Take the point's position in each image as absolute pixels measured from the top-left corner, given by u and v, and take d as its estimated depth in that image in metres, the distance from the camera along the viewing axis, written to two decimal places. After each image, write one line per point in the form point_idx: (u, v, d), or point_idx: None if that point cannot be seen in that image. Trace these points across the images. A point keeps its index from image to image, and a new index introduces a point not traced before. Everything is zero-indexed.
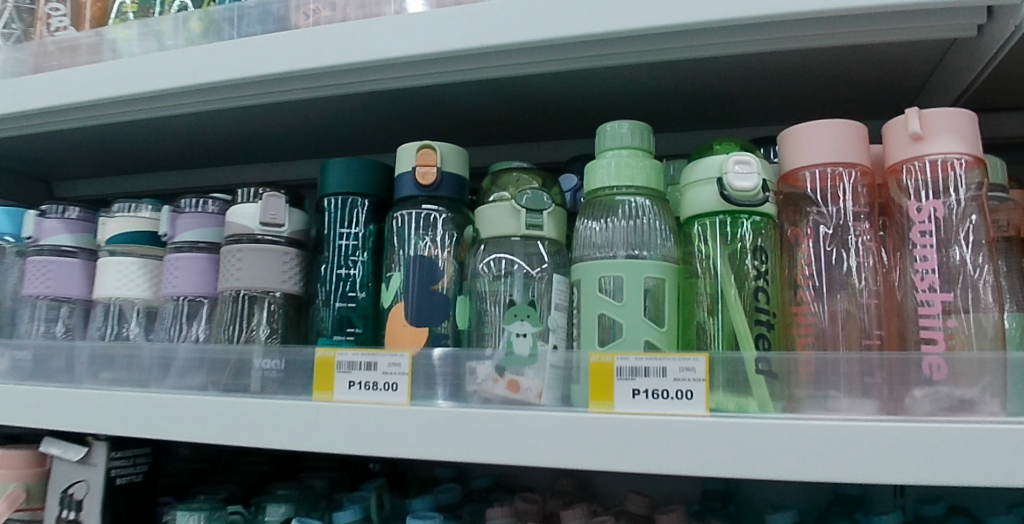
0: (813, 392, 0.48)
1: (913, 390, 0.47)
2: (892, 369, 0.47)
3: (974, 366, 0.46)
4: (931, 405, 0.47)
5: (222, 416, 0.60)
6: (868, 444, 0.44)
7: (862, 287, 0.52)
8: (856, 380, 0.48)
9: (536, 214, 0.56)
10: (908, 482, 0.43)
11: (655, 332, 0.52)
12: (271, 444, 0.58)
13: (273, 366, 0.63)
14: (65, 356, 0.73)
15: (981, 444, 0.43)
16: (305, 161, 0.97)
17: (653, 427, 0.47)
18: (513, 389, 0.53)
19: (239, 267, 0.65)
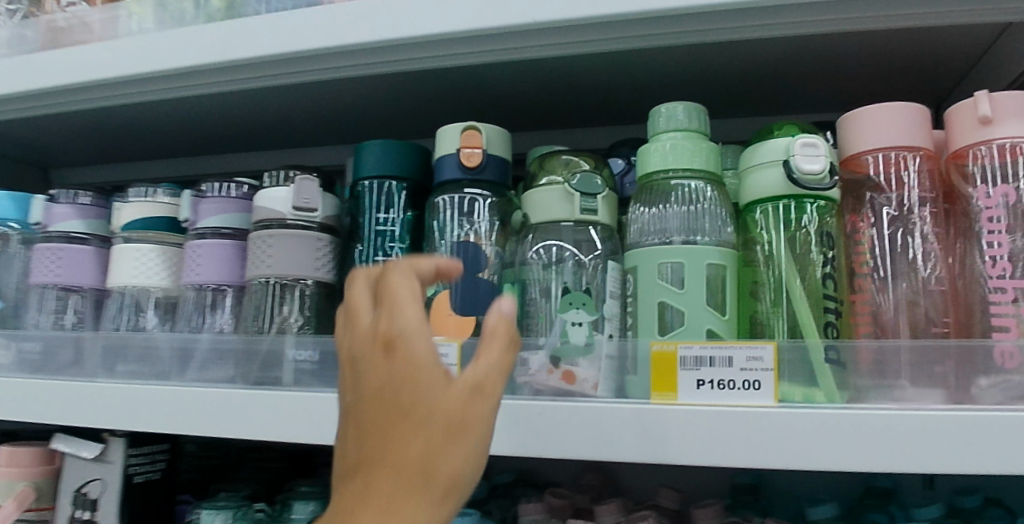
0: (876, 382, 0.46)
1: (980, 377, 0.45)
2: (960, 357, 0.45)
3: None
4: (999, 395, 0.44)
5: (253, 409, 0.58)
6: (944, 435, 0.43)
7: (928, 273, 0.50)
8: (923, 370, 0.46)
9: (591, 198, 0.54)
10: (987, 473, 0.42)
11: (717, 321, 0.50)
12: (309, 438, 0.55)
13: (307, 358, 0.60)
14: (77, 348, 0.70)
15: None
16: (322, 147, 0.94)
17: (722, 418, 0.45)
18: (570, 381, 0.51)
19: (270, 253, 0.62)
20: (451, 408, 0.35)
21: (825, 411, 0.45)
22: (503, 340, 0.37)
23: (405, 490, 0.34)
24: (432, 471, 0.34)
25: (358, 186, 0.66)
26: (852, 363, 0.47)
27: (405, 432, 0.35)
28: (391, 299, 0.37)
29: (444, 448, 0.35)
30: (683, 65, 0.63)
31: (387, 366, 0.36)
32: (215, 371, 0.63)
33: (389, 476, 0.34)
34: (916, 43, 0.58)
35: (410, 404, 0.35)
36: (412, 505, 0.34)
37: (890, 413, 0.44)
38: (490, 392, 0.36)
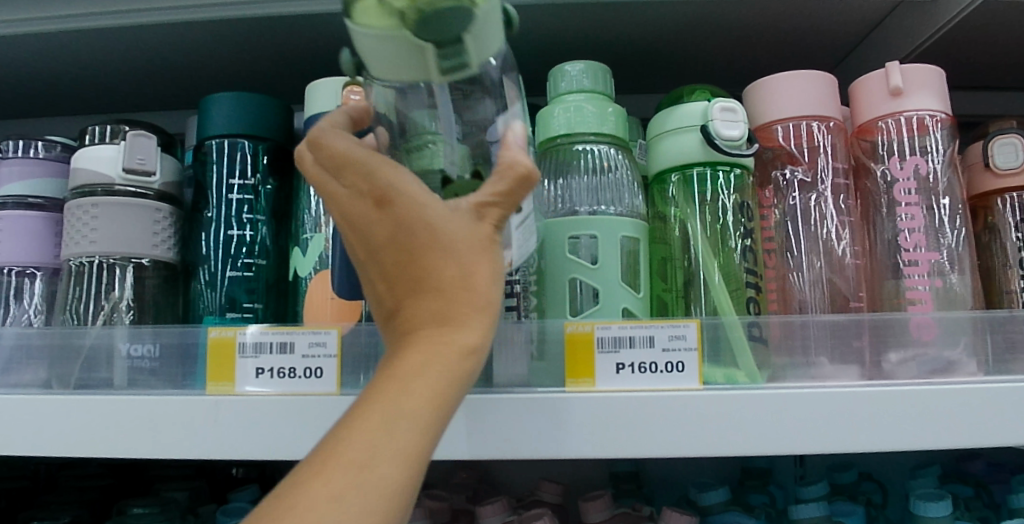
0: (796, 362, 0.45)
1: (893, 353, 0.46)
2: (876, 332, 0.46)
3: (952, 328, 0.46)
4: (914, 368, 0.46)
5: (77, 419, 0.46)
6: (872, 410, 0.42)
7: (843, 249, 0.49)
8: (842, 346, 0.45)
9: (451, 47, 0.35)
10: (908, 446, 0.42)
11: (632, 299, 0.46)
12: (154, 451, 0.44)
13: (145, 354, 0.48)
14: None
15: (975, 405, 0.42)
16: (159, 112, 0.80)
17: (651, 405, 0.42)
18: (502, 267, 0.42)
19: (94, 225, 0.50)
20: (480, 230, 0.35)
21: (756, 390, 0.42)
22: (516, 168, 0.35)
23: (447, 310, 0.34)
24: (465, 289, 0.34)
25: (203, 146, 0.54)
26: (772, 338, 0.45)
27: (429, 256, 0.34)
28: (356, 149, 0.36)
29: (469, 266, 0.34)
30: (583, 37, 0.60)
31: (389, 208, 0.34)
32: (23, 373, 0.49)
33: (429, 300, 0.34)
34: (810, 25, 0.58)
35: (425, 231, 0.34)
36: (458, 323, 0.34)
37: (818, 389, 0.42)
38: (497, 215, 0.36)
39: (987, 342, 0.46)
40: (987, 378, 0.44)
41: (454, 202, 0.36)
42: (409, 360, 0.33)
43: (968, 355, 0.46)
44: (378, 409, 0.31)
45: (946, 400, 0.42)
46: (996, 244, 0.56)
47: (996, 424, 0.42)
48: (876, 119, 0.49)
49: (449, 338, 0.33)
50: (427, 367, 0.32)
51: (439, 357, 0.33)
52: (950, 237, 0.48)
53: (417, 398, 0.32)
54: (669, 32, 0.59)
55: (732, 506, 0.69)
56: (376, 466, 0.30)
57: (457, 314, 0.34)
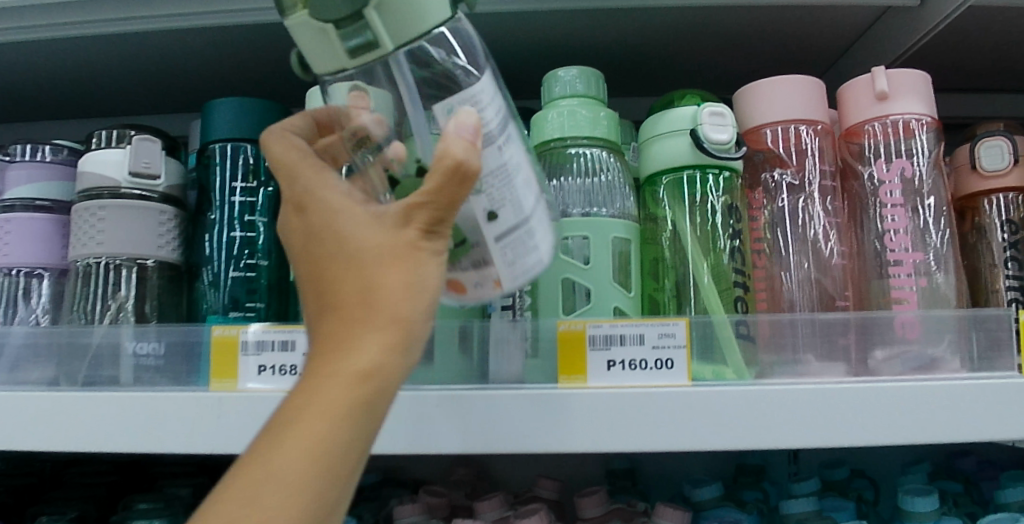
0: (783, 359, 0.47)
1: (878, 351, 0.47)
2: (862, 330, 0.47)
3: (937, 326, 0.47)
4: (899, 365, 0.47)
5: (85, 416, 0.47)
6: (860, 406, 0.43)
7: (829, 249, 0.51)
8: (829, 343, 0.47)
9: (352, 24, 0.33)
10: (895, 441, 0.43)
11: (623, 298, 0.47)
12: (160, 447, 0.46)
13: (150, 352, 0.50)
14: None
15: (959, 402, 0.43)
16: (163, 115, 0.81)
17: (644, 402, 0.43)
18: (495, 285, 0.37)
19: (101, 227, 0.51)
20: (399, 237, 0.33)
21: (746, 386, 0.43)
22: (445, 160, 0.32)
23: (349, 326, 0.32)
24: (368, 303, 0.32)
25: (206, 150, 0.55)
26: (759, 336, 0.47)
27: (336, 267, 0.33)
28: (290, 152, 0.37)
29: (373, 278, 0.32)
30: (578, 43, 0.61)
31: (307, 218, 0.35)
32: (34, 370, 0.51)
33: (333, 314, 0.33)
34: (801, 31, 0.59)
35: (332, 241, 0.34)
36: (356, 340, 0.32)
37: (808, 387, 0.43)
38: (417, 219, 0.33)
39: (972, 339, 0.47)
40: (970, 375, 0.45)
41: (386, 207, 0.34)
42: (306, 381, 0.32)
43: (952, 353, 0.47)
44: (268, 434, 0.31)
45: (933, 395, 0.44)
46: (983, 244, 0.58)
47: (978, 420, 0.43)
48: (863, 122, 0.50)
49: (345, 358, 0.31)
50: (311, 399, 0.31)
51: (331, 377, 0.31)
52: (934, 237, 0.50)
53: (303, 423, 0.30)
54: (662, 38, 0.60)
55: (726, 502, 0.70)
56: (255, 492, 0.29)
57: (357, 331, 0.32)
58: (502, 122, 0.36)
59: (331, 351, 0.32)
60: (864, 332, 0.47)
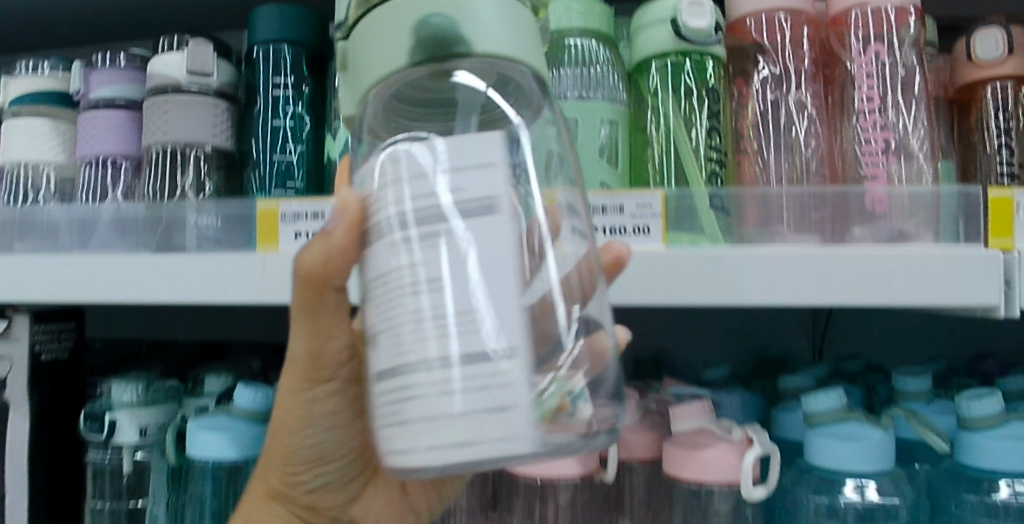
0: (761, 229, 0.53)
1: (854, 227, 0.53)
2: (836, 209, 0.53)
3: (912, 204, 0.52)
4: (874, 237, 0.53)
5: (160, 273, 0.57)
6: (832, 272, 0.50)
7: (805, 149, 0.56)
8: (802, 219, 0.53)
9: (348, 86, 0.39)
10: (853, 301, 0.50)
11: (610, 174, 0.53)
12: (220, 299, 0.55)
13: (210, 224, 0.59)
14: None
15: (923, 269, 0.50)
16: (226, 33, 0.90)
17: (630, 262, 0.50)
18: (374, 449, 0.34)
19: (166, 119, 0.60)
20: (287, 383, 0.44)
21: (714, 249, 0.50)
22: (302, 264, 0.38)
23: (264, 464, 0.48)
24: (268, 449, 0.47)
25: (252, 53, 0.63)
26: (735, 212, 0.53)
27: None
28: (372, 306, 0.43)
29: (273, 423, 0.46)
30: None
31: None
32: (121, 242, 0.61)
33: None
34: None
35: None
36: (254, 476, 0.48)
37: (776, 252, 0.50)
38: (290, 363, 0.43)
39: (959, 221, 0.51)
40: (936, 246, 0.51)
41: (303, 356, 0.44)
42: None
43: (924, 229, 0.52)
44: None
45: (895, 266, 0.50)
46: (982, 133, 0.61)
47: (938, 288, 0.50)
48: (845, 10, 0.53)
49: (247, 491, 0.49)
50: None
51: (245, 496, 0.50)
52: (907, 124, 0.54)
53: None
54: None
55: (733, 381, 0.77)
56: None
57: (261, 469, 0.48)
58: (442, 228, 0.30)
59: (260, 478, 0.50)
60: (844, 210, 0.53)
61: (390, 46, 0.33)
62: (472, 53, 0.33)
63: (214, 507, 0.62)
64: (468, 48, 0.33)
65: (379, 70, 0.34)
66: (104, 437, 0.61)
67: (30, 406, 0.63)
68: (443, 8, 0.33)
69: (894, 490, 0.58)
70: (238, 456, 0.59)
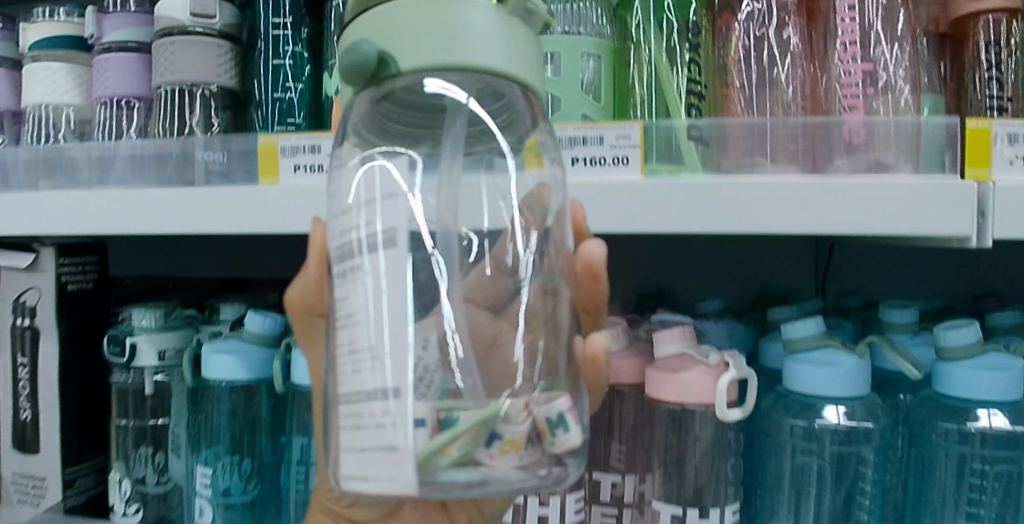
0: (744, 159, 0.55)
1: (834, 158, 0.55)
2: (817, 141, 0.55)
3: (892, 133, 0.54)
4: (854, 167, 0.54)
5: (172, 205, 0.60)
6: (807, 201, 0.52)
7: (787, 83, 0.58)
8: (784, 149, 0.55)
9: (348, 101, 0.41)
10: (828, 230, 0.52)
11: (592, 107, 0.55)
12: (227, 230, 0.59)
13: (216, 159, 0.62)
14: (20, 166, 0.69)
15: (901, 199, 0.51)
16: None
17: (609, 191, 0.53)
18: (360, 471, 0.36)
19: (172, 60, 0.63)
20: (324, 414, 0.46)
21: (691, 179, 0.53)
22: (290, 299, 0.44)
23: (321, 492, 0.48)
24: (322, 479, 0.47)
25: None
26: (711, 141, 0.55)
27: None
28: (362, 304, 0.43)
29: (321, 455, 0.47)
30: None
31: None
32: (136, 177, 0.65)
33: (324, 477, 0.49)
34: None
35: None
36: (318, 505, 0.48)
37: (754, 181, 0.52)
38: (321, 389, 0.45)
39: (935, 150, 0.53)
40: (912, 174, 0.52)
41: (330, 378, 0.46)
42: None
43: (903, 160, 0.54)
44: None
45: (876, 194, 0.51)
46: (970, 67, 0.63)
47: (912, 218, 0.51)
48: None
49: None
50: None
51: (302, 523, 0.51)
52: (883, 55, 0.56)
53: None
54: None
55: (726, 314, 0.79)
56: None
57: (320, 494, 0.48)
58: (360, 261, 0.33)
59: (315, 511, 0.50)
60: (825, 139, 0.55)
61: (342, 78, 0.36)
62: (400, 73, 0.34)
63: (229, 422, 0.70)
64: (395, 68, 0.34)
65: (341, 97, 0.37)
66: (125, 360, 0.66)
67: (58, 331, 0.68)
68: (377, 34, 0.34)
69: (865, 413, 0.60)
70: (250, 378, 0.64)
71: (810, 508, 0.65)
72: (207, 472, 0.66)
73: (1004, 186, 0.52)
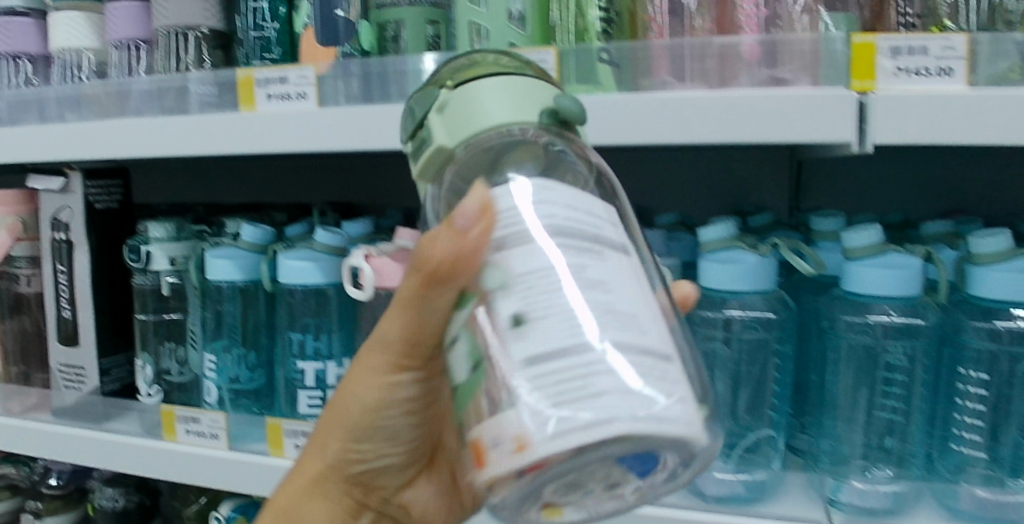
0: (652, 79, 0.64)
1: (736, 75, 0.62)
2: (722, 59, 0.62)
3: (789, 50, 0.61)
4: (754, 82, 0.62)
5: (174, 133, 0.73)
6: (698, 111, 0.60)
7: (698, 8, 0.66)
8: (689, 68, 0.63)
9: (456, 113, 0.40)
10: (716, 139, 0.60)
11: (519, 37, 0.67)
12: (221, 149, 0.71)
13: (208, 92, 0.73)
14: (51, 104, 0.81)
15: (785, 109, 0.59)
16: None
17: None
18: (482, 466, 0.33)
19: (166, 6, 0.74)
20: (368, 401, 0.50)
21: (597, 99, 0.64)
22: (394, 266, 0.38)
23: (319, 480, 0.56)
24: (335, 466, 0.55)
25: None
26: (622, 63, 0.64)
27: (356, 430, 0.52)
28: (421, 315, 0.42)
29: (340, 447, 0.53)
30: None
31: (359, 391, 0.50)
32: (144, 108, 0.76)
33: (320, 467, 0.55)
34: None
35: (368, 412, 0.50)
36: (318, 492, 0.56)
37: (646, 97, 0.62)
38: (378, 379, 0.48)
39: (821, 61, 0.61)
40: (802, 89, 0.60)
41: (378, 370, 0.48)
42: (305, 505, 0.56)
43: (796, 74, 0.61)
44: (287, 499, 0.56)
45: (770, 103, 0.59)
46: None
47: (789, 124, 0.59)
48: None
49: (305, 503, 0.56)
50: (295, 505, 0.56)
51: (300, 493, 0.56)
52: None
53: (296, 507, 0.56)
54: None
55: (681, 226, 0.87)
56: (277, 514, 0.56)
57: (313, 475, 0.56)
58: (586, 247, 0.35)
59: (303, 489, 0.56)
60: (731, 57, 0.62)
61: (525, 102, 0.40)
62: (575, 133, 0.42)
63: (235, 323, 0.82)
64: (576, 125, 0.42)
65: (511, 118, 0.39)
66: (143, 265, 0.79)
67: (89, 243, 0.81)
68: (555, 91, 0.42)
69: (765, 306, 0.70)
70: (244, 278, 0.76)
71: (724, 386, 0.75)
72: (213, 359, 0.79)
73: (883, 96, 0.59)
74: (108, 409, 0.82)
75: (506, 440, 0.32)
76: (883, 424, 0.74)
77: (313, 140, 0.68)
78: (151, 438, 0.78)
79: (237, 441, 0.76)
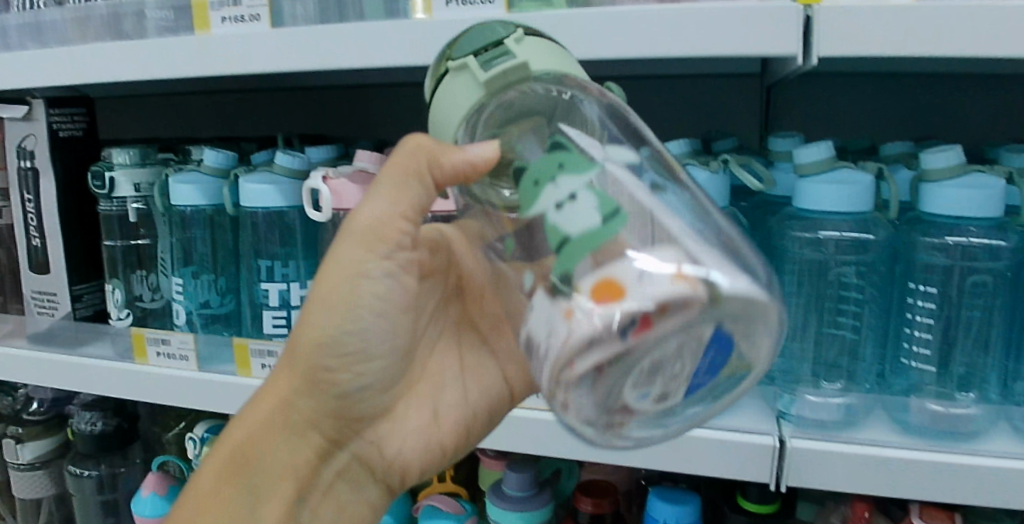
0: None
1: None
2: None
3: None
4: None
5: (131, 56, 0.73)
6: (645, 24, 0.61)
7: None
8: None
9: (541, 50, 0.45)
10: (662, 52, 0.61)
11: None
12: (177, 73, 0.71)
13: (164, 16, 0.73)
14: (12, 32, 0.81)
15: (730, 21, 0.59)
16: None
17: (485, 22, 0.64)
18: (616, 299, 0.34)
19: None
20: (340, 293, 0.50)
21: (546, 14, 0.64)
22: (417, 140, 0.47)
23: (288, 401, 0.55)
24: (304, 383, 0.54)
25: None
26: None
27: (327, 339, 0.51)
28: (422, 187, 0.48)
29: (309, 362, 0.53)
30: None
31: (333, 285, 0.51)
32: (104, 34, 0.77)
33: (289, 390, 0.54)
34: None
35: (340, 312, 0.51)
36: (288, 412, 0.55)
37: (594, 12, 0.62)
38: (354, 273, 0.50)
39: None
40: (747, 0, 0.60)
41: (353, 258, 0.50)
42: (271, 429, 0.55)
43: None
44: (253, 423, 0.54)
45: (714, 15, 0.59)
46: None
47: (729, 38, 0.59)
48: None
49: (271, 431, 0.55)
50: (258, 426, 0.54)
51: (266, 419, 0.54)
52: None
53: (264, 433, 0.55)
54: None
55: None
56: (245, 439, 0.54)
57: (279, 396, 0.55)
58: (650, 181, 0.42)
59: (268, 410, 0.55)
60: None
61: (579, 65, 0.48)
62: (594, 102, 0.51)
63: (205, 250, 0.84)
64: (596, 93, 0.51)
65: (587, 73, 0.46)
66: (106, 191, 0.79)
67: (55, 171, 0.82)
68: None
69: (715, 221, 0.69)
70: (208, 204, 0.77)
71: None
72: (182, 285, 0.79)
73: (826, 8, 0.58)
74: (81, 334, 0.84)
75: (653, 272, 0.34)
76: (836, 341, 0.76)
77: (266, 62, 0.68)
78: (122, 361, 0.80)
79: (206, 362, 0.77)
